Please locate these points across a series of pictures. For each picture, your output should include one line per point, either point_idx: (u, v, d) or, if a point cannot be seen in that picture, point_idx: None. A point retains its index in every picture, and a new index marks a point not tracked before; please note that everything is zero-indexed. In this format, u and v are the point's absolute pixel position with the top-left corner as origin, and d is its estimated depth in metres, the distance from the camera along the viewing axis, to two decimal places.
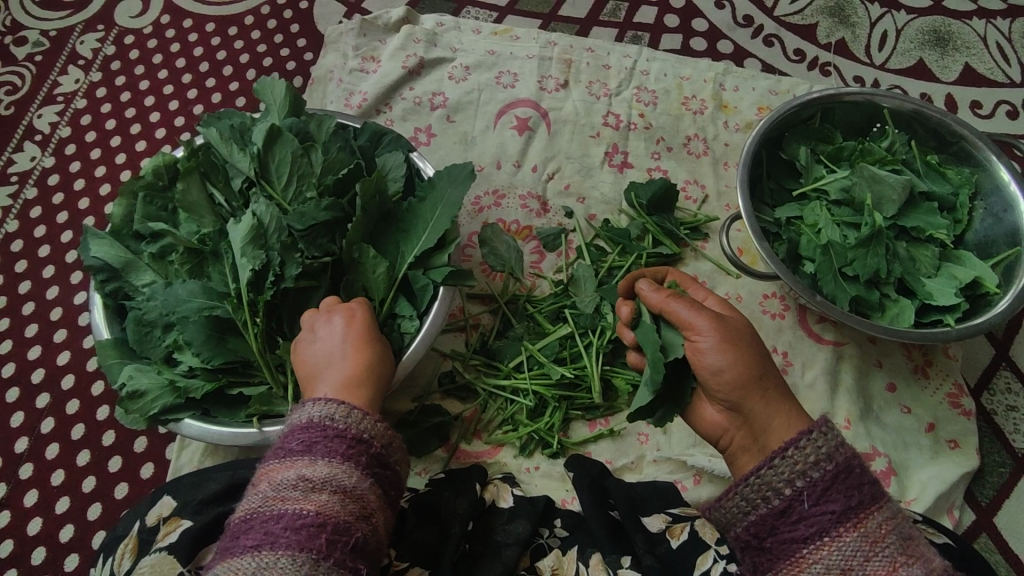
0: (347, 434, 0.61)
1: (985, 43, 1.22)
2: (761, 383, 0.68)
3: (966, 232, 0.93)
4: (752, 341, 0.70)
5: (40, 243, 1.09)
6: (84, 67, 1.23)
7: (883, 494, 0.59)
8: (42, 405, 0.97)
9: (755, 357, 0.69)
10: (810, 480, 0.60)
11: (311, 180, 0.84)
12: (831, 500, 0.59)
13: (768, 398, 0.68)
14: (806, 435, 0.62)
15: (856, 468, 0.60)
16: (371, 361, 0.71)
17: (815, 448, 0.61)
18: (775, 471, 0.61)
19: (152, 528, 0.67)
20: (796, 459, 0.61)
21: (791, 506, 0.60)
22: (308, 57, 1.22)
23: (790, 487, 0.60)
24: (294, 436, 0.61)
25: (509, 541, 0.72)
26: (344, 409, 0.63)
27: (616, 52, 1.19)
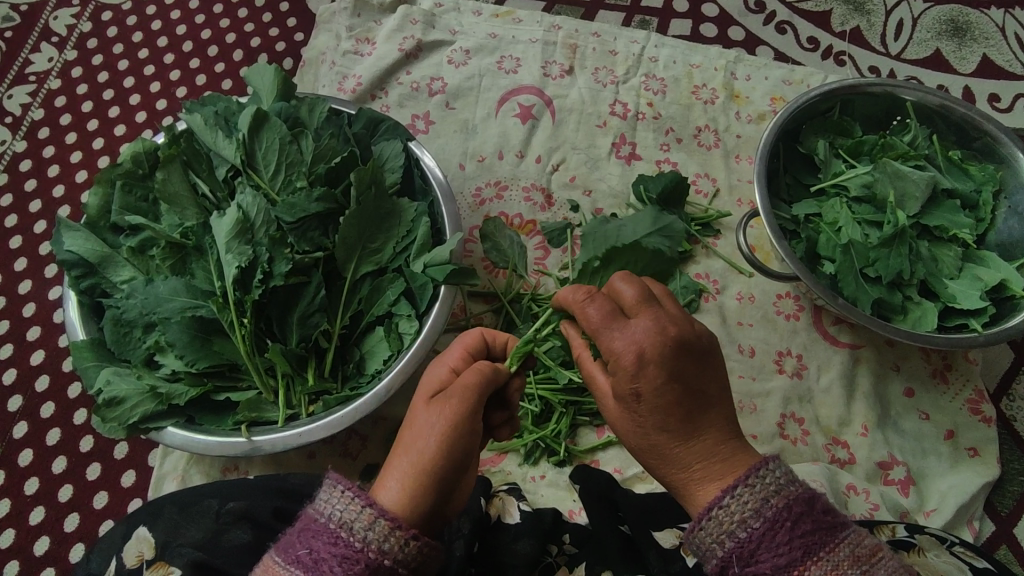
0: (360, 557, 0.49)
1: (1003, 33, 1.18)
2: (667, 453, 0.57)
3: (989, 232, 0.89)
4: (661, 415, 0.55)
5: (11, 234, 1.02)
6: (57, 45, 1.15)
7: (827, 542, 0.50)
8: (15, 409, 0.91)
9: (662, 435, 0.56)
10: (739, 540, 0.52)
11: (301, 169, 0.78)
12: (762, 562, 0.51)
13: (691, 471, 0.56)
14: (730, 493, 0.53)
15: (788, 520, 0.51)
16: (454, 436, 0.54)
17: (741, 504, 0.52)
18: (702, 535, 0.53)
19: (133, 568, 0.60)
20: (722, 520, 0.52)
21: (725, 569, 0.52)
22: (298, 37, 1.15)
23: (720, 550, 0.52)
24: (306, 539, 0.51)
25: (516, 562, 0.67)
26: (367, 516, 0.50)
27: (623, 38, 1.14)
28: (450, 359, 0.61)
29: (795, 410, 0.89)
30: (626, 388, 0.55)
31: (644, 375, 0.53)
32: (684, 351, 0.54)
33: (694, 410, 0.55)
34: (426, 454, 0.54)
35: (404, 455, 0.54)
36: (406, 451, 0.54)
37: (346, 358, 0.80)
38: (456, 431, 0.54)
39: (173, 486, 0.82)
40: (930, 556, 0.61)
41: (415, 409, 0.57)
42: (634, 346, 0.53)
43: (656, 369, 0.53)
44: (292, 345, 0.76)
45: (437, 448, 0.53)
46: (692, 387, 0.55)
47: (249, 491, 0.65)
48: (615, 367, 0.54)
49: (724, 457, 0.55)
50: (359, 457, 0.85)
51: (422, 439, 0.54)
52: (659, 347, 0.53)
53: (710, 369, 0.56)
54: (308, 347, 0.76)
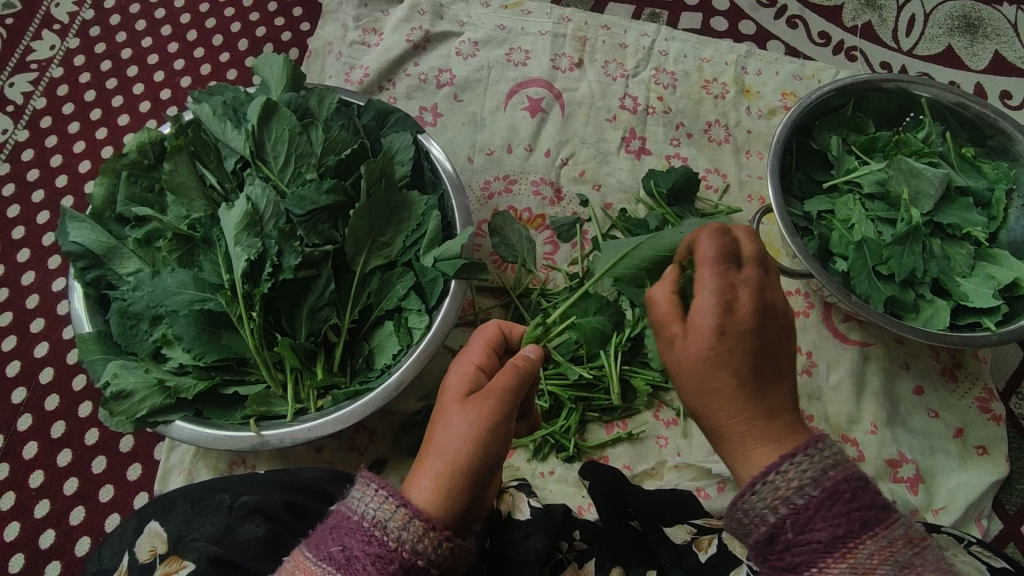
0: (394, 557, 0.49)
1: (1016, 29, 1.17)
2: (728, 403, 0.55)
3: (1001, 230, 0.88)
4: (738, 359, 0.54)
5: (14, 224, 1.01)
6: (59, 32, 1.13)
7: (881, 520, 0.50)
8: (18, 401, 0.91)
9: (729, 384, 0.55)
10: (795, 507, 0.50)
11: (311, 161, 0.77)
12: (817, 531, 0.50)
13: (735, 423, 0.55)
14: (789, 459, 0.52)
15: (846, 492, 0.50)
16: (487, 437, 0.54)
17: (800, 471, 0.51)
18: (754, 499, 0.52)
19: (145, 562, 0.59)
20: (778, 485, 0.51)
21: (776, 535, 0.51)
22: (304, 27, 1.14)
23: (773, 515, 0.51)
24: (339, 537, 0.50)
25: (527, 560, 0.66)
26: (402, 517, 0.50)
27: (633, 31, 1.12)
28: (475, 354, 0.60)
29: (804, 407, 0.88)
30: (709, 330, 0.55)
31: (734, 316, 0.55)
32: (771, 311, 0.56)
33: (767, 366, 0.55)
34: (460, 455, 0.54)
35: (438, 455, 0.54)
36: (438, 452, 0.55)
37: (355, 353, 0.79)
38: (490, 432, 0.55)
39: (180, 480, 0.82)
40: (948, 555, 0.62)
41: (446, 406, 0.57)
42: (727, 289, 0.55)
43: (747, 314, 0.55)
44: (301, 339, 0.75)
45: (471, 450, 0.54)
46: (764, 346, 0.55)
47: (260, 486, 0.65)
48: (701, 307, 0.56)
49: (776, 425, 0.55)
50: (366, 451, 0.85)
51: (456, 440, 0.54)
52: (756, 297, 0.56)
53: (785, 338, 0.57)
54: (316, 341, 0.76)
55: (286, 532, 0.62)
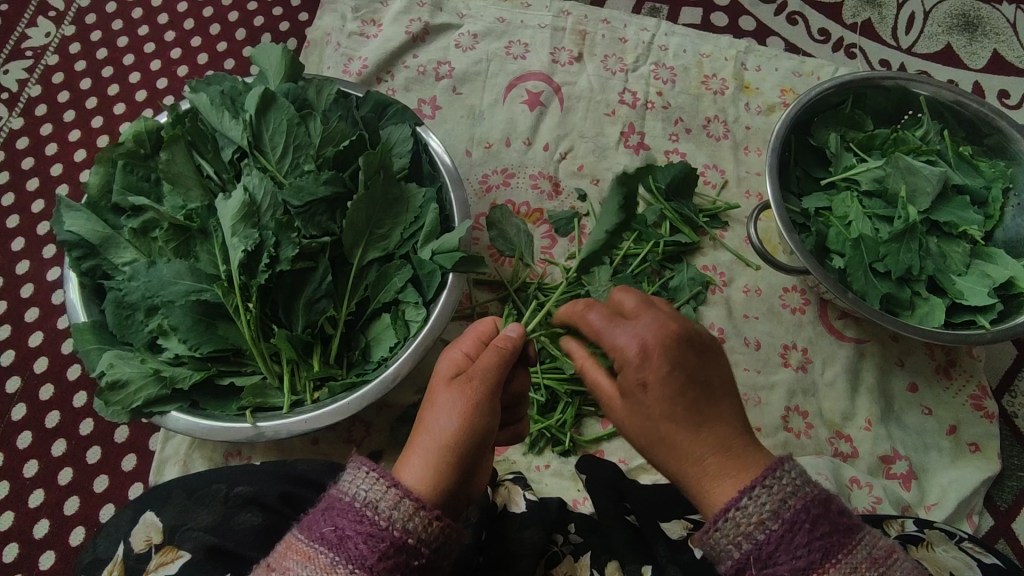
0: (385, 536, 0.49)
1: (1014, 28, 1.17)
2: (680, 447, 0.54)
3: (996, 229, 0.89)
4: (670, 410, 0.54)
5: (8, 213, 1.00)
6: (55, 19, 1.12)
7: (846, 542, 0.51)
8: (13, 390, 0.90)
9: (673, 427, 0.54)
10: (757, 542, 0.51)
11: (309, 152, 0.76)
12: (781, 564, 0.50)
13: (702, 462, 0.54)
14: (747, 494, 0.52)
15: (806, 522, 0.51)
16: (475, 417, 0.55)
17: (759, 505, 0.51)
18: (715, 538, 0.52)
19: (141, 552, 0.59)
20: (739, 521, 0.51)
21: (742, 569, 0.51)
22: (303, 17, 1.13)
23: (736, 552, 0.51)
24: (330, 518, 0.50)
25: (523, 552, 0.67)
26: (392, 496, 0.50)
27: (633, 25, 1.12)
28: (468, 343, 0.61)
29: (799, 403, 0.89)
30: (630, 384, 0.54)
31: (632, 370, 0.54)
32: (687, 346, 0.54)
33: (702, 401, 0.54)
34: (450, 435, 0.54)
35: (427, 438, 0.55)
36: (428, 433, 0.55)
37: (352, 345, 0.79)
38: (479, 412, 0.55)
39: (175, 470, 0.82)
40: (939, 550, 0.62)
41: (433, 390, 0.58)
42: (636, 342, 0.54)
43: (660, 360, 0.53)
44: (298, 331, 0.74)
45: (460, 430, 0.54)
46: (695, 385, 0.54)
47: (256, 476, 0.65)
48: (622, 360, 0.54)
49: (735, 453, 0.54)
50: (362, 443, 0.85)
51: (444, 420, 0.55)
52: (663, 341, 0.53)
53: (714, 365, 0.56)
54: (313, 333, 0.75)
55: (283, 522, 0.63)
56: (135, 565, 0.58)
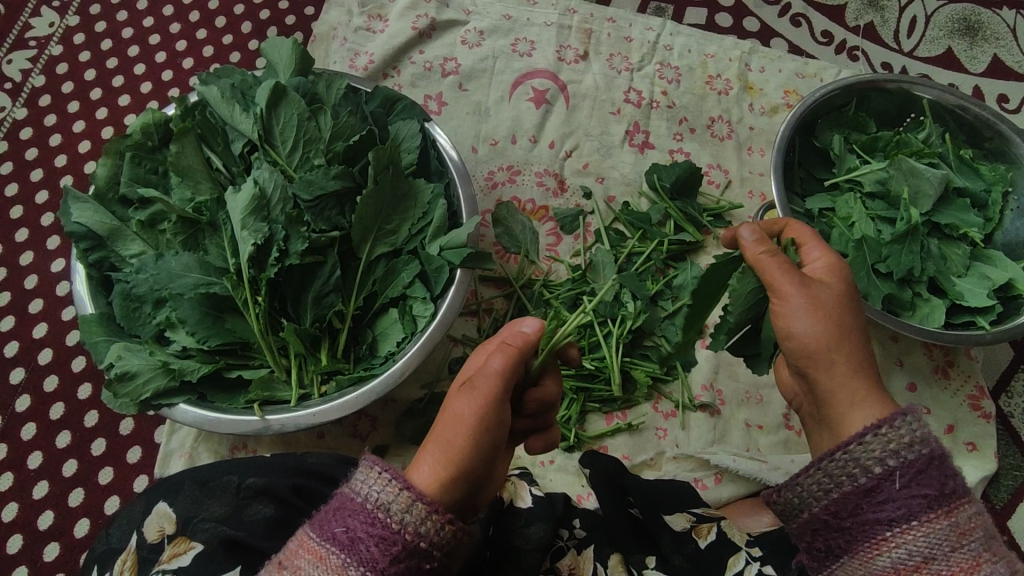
0: (397, 539, 0.49)
1: (1014, 33, 1.18)
2: (823, 361, 0.64)
3: (996, 232, 0.90)
4: (835, 326, 0.63)
5: (12, 204, 1.00)
6: (58, 10, 1.12)
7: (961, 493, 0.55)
8: (17, 381, 0.90)
9: (832, 348, 0.63)
10: (903, 462, 0.55)
11: (319, 147, 0.76)
12: (904, 495, 0.55)
13: (861, 381, 0.63)
14: (902, 416, 0.57)
15: (947, 456, 0.56)
16: (486, 423, 0.56)
17: (895, 435, 0.56)
18: (847, 457, 0.57)
19: (154, 543, 0.59)
20: (889, 438, 0.56)
21: (876, 487, 0.56)
22: (308, 11, 1.13)
23: (873, 471, 0.56)
24: (343, 518, 0.51)
25: (529, 547, 0.67)
26: (402, 498, 0.51)
27: (639, 24, 1.12)
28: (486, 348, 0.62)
29: None
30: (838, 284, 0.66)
31: (818, 290, 0.64)
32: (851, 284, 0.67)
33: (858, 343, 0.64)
34: (459, 440, 0.55)
35: (439, 440, 0.56)
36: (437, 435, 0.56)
37: (359, 340, 0.79)
38: (486, 419, 0.56)
39: (181, 463, 0.82)
40: None
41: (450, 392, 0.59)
42: (829, 264, 0.67)
43: (839, 289, 0.65)
44: (306, 325, 0.75)
45: (470, 436, 0.55)
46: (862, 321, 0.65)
47: (265, 467, 0.65)
48: (812, 270, 0.67)
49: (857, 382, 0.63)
50: (368, 438, 0.85)
51: (453, 424, 0.56)
52: (836, 274, 0.66)
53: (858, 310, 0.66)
54: (321, 327, 0.76)
55: (294, 513, 0.63)
56: (148, 555, 0.59)
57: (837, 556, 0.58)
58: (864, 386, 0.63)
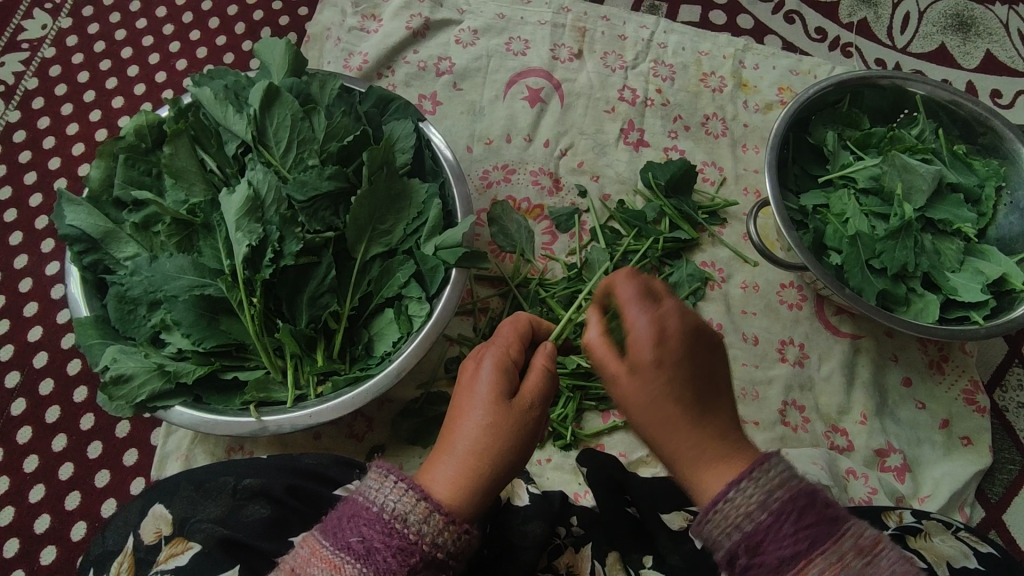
0: (414, 549, 0.50)
1: (1006, 28, 1.19)
2: (675, 435, 0.56)
3: (989, 226, 0.91)
4: (674, 392, 0.55)
5: (6, 207, 0.99)
6: (51, 12, 1.11)
7: (835, 520, 0.51)
8: (13, 385, 0.90)
9: (674, 415, 0.55)
10: (745, 532, 0.51)
11: (314, 147, 0.76)
12: (767, 554, 0.50)
13: (699, 452, 0.55)
14: (737, 485, 0.52)
15: (788, 512, 0.51)
16: (515, 436, 0.56)
17: (748, 497, 0.52)
18: (709, 527, 0.53)
19: (151, 544, 0.60)
20: (729, 512, 0.52)
21: (757, 535, 0.51)
22: (302, 11, 1.12)
23: (728, 541, 0.52)
24: (357, 527, 0.51)
25: (525, 544, 0.68)
26: (421, 509, 0.52)
27: (632, 23, 1.12)
28: (499, 344, 0.62)
29: (796, 397, 0.90)
30: (648, 364, 0.55)
31: (636, 371, 0.55)
32: (700, 337, 0.56)
33: (703, 399, 0.56)
34: (486, 450, 0.56)
35: (465, 448, 0.56)
36: (460, 443, 0.56)
37: (354, 340, 0.79)
38: (513, 431, 0.56)
39: (178, 465, 0.82)
40: (936, 540, 0.64)
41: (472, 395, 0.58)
42: (655, 327, 0.54)
43: (675, 348, 0.54)
44: (301, 326, 0.75)
45: (499, 449, 0.56)
46: (708, 373, 0.56)
47: (263, 470, 0.65)
48: (635, 342, 0.55)
49: (728, 443, 0.56)
50: (365, 438, 0.85)
51: (478, 432, 0.56)
52: (682, 333, 0.55)
53: (717, 359, 0.57)
54: (317, 328, 0.76)
55: (290, 514, 0.63)
56: (144, 558, 0.59)
57: None
58: (727, 454, 0.55)
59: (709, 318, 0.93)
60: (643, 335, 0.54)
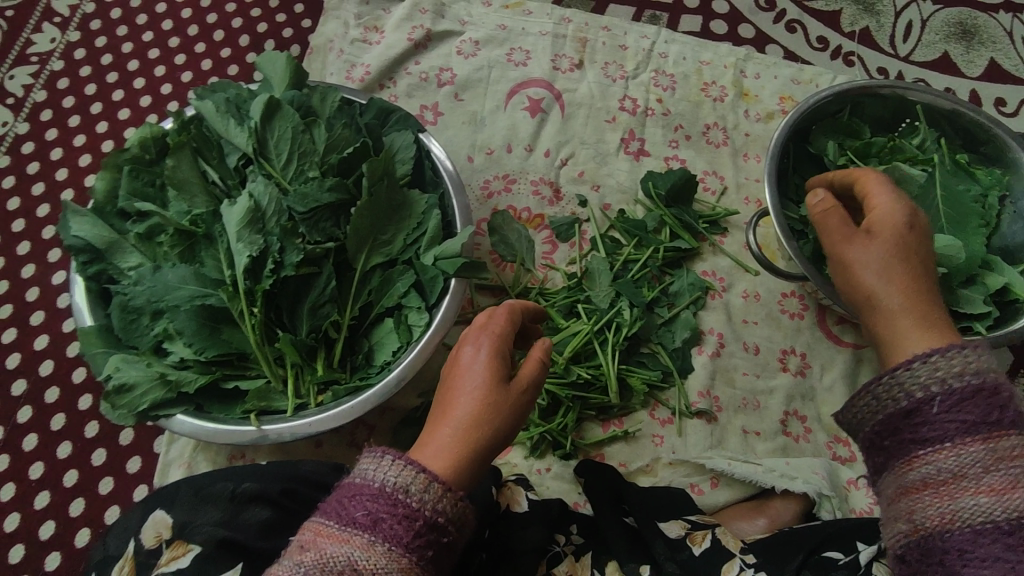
0: (418, 517, 0.50)
1: (1010, 37, 1.18)
2: (901, 316, 0.63)
3: (993, 236, 0.90)
4: (892, 271, 0.65)
5: (14, 217, 1.01)
6: (60, 25, 1.13)
7: (996, 425, 0.53)
8: (18, 393, 0.91)
9: (891, 295, 0.64)
10: (948, 388, 0.55)
11: (314, 159, 0.77)
12: (929, 421, 0.55)
13: (897, 318, 0.64)
14: (957, 348, 0.56)
15: (1004, 389, 0.54)
16: (510, 415, 0.57)
17: (948, 362, 0.56)
18: (901, 378, 0.57)
19: (153, 547, 0.59)
20: (934, 368, 0.56)
21: (916, 409, 0.55)
22: (306, 24, 1.14)
23: (908, 398, 0.56)
24: (361, 502, 0.50)
25: (525, 549, 0.68)
26: (422, 479, 0.51)
27: (634, 33, 1.13)
28: (491, 326, 0.60)
29: (797, 407, 0.90)
30: (887, 231, 0.66)
31: (856, 264, 0.67)
32: (908, 226, 0.66)
33: (921, 275, 0.65)
34: (479, 425, 0.55)
35: (459, 422, 0.55)
36: (452, 419, 0.55)
37: (355, 349, 0.80)
38: (508, 411, 0.56)
39: (180, 473, 0.82)
40: None
41: (468, 370, 0.57)
42: (898, 209, 0.67)
43: (884, 232, 0.66)
44: (302, 335, 0.75)
45: (494, 426, 0.56)
46: (906, 252, 0.65)
47: (261, 475, 0.66)
48: (876, 214, 0.68)
49: (925, 316, 0.63)
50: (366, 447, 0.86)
51: (473, 407, 0.55)
52: (887, 230, 0.66)
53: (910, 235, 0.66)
54: (318, 337, 0.76)
55: (288, 518, 0.65)
56: (145, 560, 0.59)
57: (881, 474, 0.58)
58: (928, 328, 0.62)
59: (710, 327, 0.93)
60: (827, 208, 0.70)
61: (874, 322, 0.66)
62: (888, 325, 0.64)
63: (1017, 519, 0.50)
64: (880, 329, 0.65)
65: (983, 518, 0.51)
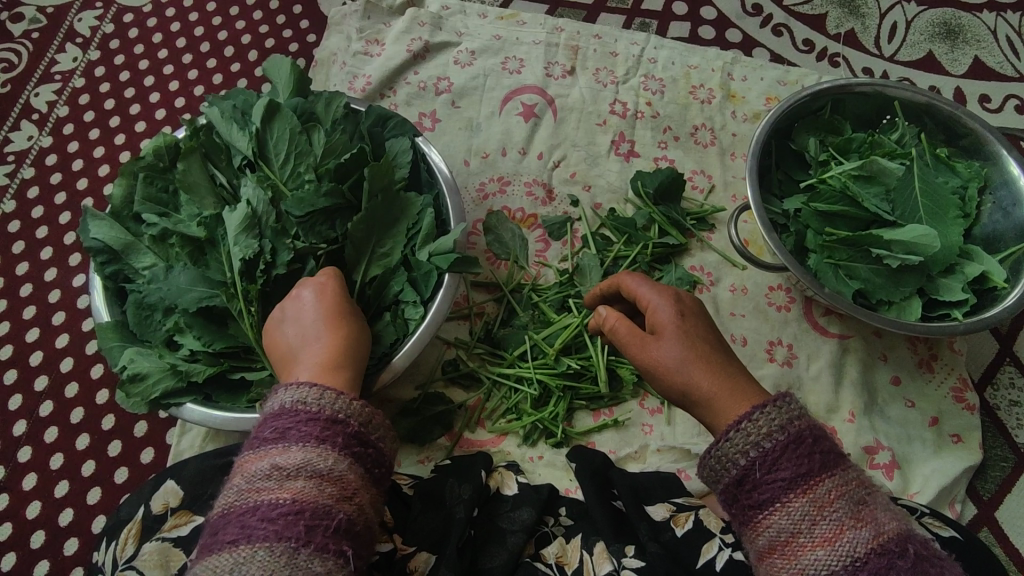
0: (321, 416, 0.57)
1: (994, 35, 1.21)
2: (708, 398, 0.62)
3: (974, 227, 0.92)
4: (701, 359, 0.63)
5: (37, 224, 1.07)
6: (81, 45, 1.20)
7: (810, 475, 0.56)
8: (41, 388, 0.97)
9: (708, 381, 0.62)
10: (762, 450, 0.57)
11: (309, 161, 0.82)
12: (761, 489, 0.57)
13: (717, 404, 0.62)
14: (758, 409, 0.59)
15: (809, 437, 0.57)
16: (351, 332, 0.68)
17: (768, 420, 0.58)
18: (726, 448, 0.59)
19: (158, 513, 0.66)
20: (750, 432, 0.58)
21: (745, 477, 0.58)
22: (310, 39, 1.20)
23: (743, 460, 0.58)
24: (270, 423, 0.58)
25: (515, 530, 0.71)
26: (316, 390, 0.59)
27: (623, 40, 1.17)
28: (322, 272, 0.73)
29: None
30: (669, 324, 0.65)
31: (666, 360, 0.63)
32: (690, 311, 0.66)
33: (709, 354, 0.64)
34: (330, 345, 0.66)
35: (308, 354, 0.66)
36: (311, 354, 0.65)
37: None
38: (349, 328, 0.69)
39: None
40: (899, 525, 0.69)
41: (302, 312, 0.69)
42: (665, 300, 0.66)
43: (692, 322, 0.65)
44: None
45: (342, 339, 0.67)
46: (702, 342, 0.64)
47: None
48: (652, 312, 0.67)
49: (728, 387, 0.62)
50: None
51: (317, 339, 0.66)
52: (677, 322, 0.65)
53: (664, 319, 0.65)
54: None
55: None
56: (151, 524, 0.66)
57: (738, 539, 0.61)
58: (747, 396, 0.61)
59: None
60: (614, 320, 0.68)
61: (700, 415, 0.63)
62: (711, 414, 0.62)
63: (851, 563, 0.53)
64: (707, 420, 0.63)
65: (826, 570, 0.53)
